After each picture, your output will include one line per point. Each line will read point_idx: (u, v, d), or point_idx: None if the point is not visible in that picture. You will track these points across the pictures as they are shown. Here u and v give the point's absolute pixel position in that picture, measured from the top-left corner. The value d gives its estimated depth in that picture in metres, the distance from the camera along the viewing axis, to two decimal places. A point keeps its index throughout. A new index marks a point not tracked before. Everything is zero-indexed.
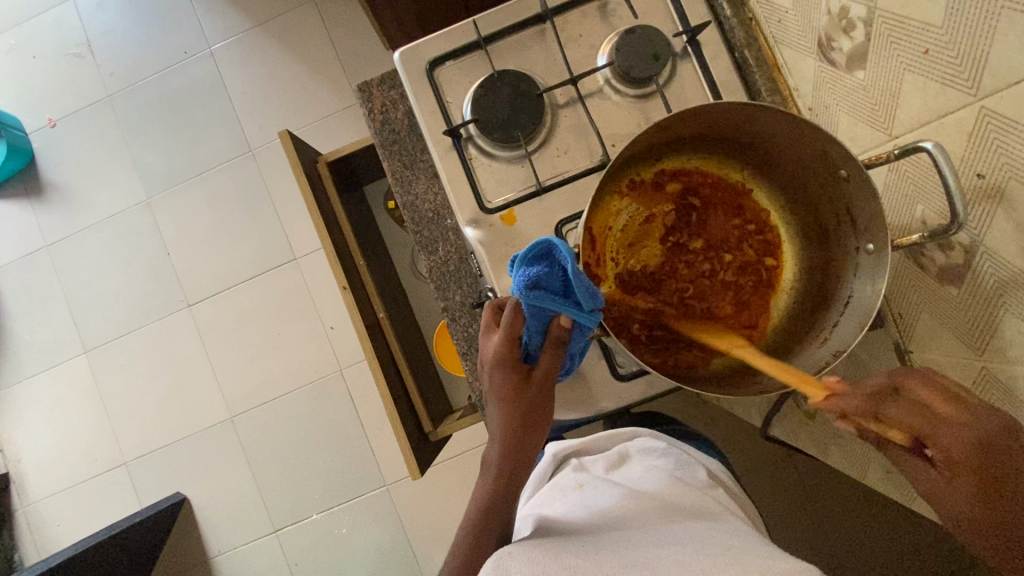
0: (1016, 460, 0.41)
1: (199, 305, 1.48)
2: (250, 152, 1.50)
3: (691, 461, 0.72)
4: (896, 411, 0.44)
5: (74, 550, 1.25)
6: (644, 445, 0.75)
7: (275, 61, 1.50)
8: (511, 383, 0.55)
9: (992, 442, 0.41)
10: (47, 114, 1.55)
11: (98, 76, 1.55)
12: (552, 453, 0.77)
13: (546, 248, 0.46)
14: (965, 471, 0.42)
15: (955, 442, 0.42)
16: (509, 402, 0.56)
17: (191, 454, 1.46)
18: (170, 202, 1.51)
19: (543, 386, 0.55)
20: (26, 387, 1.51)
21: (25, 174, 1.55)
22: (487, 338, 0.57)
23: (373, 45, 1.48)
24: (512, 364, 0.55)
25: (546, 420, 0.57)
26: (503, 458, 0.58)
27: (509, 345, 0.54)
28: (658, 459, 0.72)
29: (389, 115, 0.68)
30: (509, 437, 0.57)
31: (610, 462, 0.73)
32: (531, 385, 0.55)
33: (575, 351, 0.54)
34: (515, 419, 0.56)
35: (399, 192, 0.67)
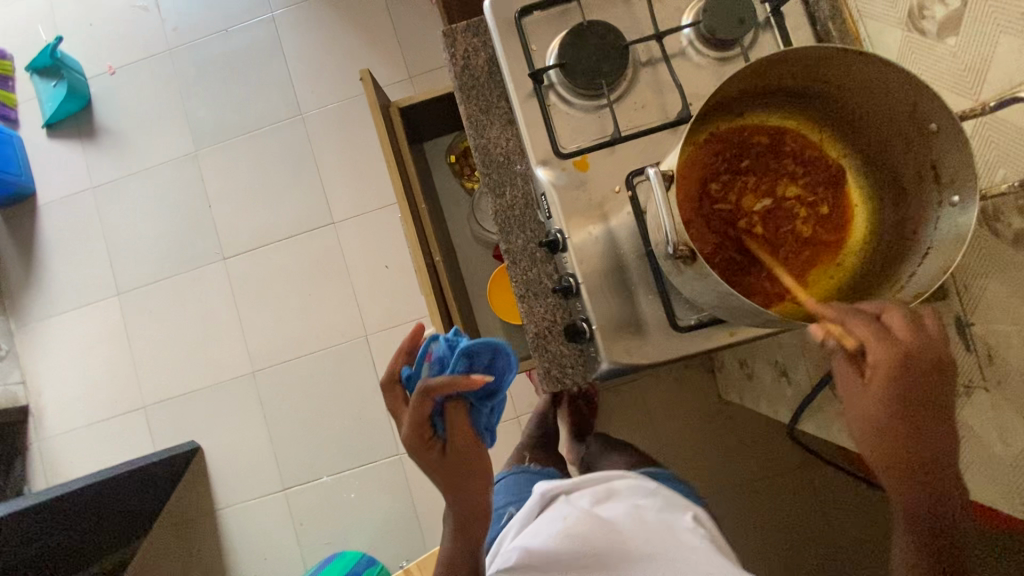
0: (930, 377, 0.47)
1: (234, 259, 1.51)
2: (300, 116, 1.54)
3: (678, 502, 0.73)
4: (859, 326, 0.46)
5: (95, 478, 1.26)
6: (630, 484, 0.75)
7: (333, 32, 1.56)
8: (431, 456, 0.68)
9: (915, 365, 0.46)
10: (107, 62, 1.60)
11: (161, 30, 1.60)
12: (539, 491, 0.77)
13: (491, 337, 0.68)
14: (894, 388, 0.47)
15: (887, 356, 0.46)
16: (434, 471, 0.68)
17: (210, 403, 1.47)
18: (217, 156, 1.54)
19: (456, 456, 0.68)
20: (53, 324, 1.53)
21: (79, 117, 1.59)
22: (405, 430, 0.68)
23: (430, 24, 1.54)
24: (426, 439, 0.67)
25: (476, 486, 0.70)
26: (454, 517, 0.70)
27: (426, 419, 0.67)
28: (644, 499, 0.73)
29: (470, 61, 0.69)
30: (452, 506, 0.70)
31: (596, 496, 0.74)
32: (447, 455, 0.68)
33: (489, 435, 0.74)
34: (445, 485, 0.69)
35: (473, 136, 0.69)
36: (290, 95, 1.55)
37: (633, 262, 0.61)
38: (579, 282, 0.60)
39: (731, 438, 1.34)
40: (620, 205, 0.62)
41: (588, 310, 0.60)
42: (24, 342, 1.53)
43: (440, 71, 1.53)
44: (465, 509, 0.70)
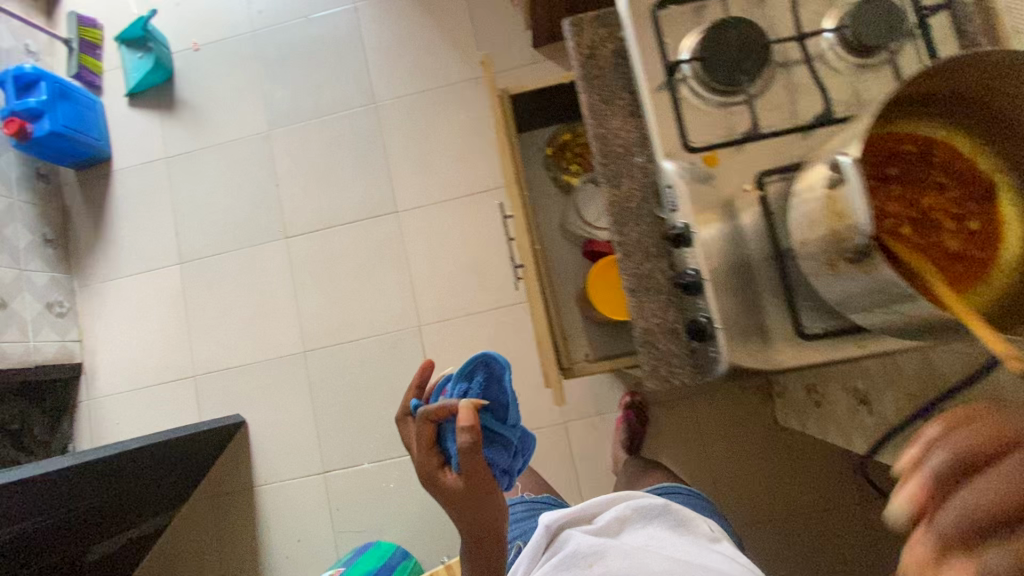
0: None
1: (296, 238, 1.52)
2: (374, 105, 1.56)
3: (688, 519, 0.81)
4: None
5: (153, 438, 1.27)
6: (640, 505, 0.83)
7: (413, 25, 1.58)
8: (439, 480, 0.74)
9: None
10: (192, 38, 1.64)
11: (247, 11, 1.64)
12: (546, 524, 0.83)
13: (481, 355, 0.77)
14: None
15: None
16: (447, 500, 0.74)
17: (259, 378, 1.48)
18: (289, 137, 1.57)
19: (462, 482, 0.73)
20: (115, 286, 1.56)
21: (161, 89, 1.63)
22: (419, 456, 0.77)
23: (509, 23, 1.55)
24: (435, 465, 0.75)
25: (488, 512, 0.75)
26: (472, 538, 0.77)
27: (434, 442, 0.76)
28: (656, 521, 0.81)
29: (596, 50, 0.69)
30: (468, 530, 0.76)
31: (607, 525, 0.81)
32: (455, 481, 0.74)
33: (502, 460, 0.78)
34: (461, 512, 0.74)
35: (591, 125, 0.68)
36: (366, 84, 1.58)
37: (757, 265, 0.60)
38: (703, 277, 0.58)
39: (784, 465, 1.30)
40: (748, 204, 0.60)
41: (711, 308, 0.58)
42: (85, 303, 1.56)
43: (515, 70, 1.53)
44: (480, 533, 0.76)
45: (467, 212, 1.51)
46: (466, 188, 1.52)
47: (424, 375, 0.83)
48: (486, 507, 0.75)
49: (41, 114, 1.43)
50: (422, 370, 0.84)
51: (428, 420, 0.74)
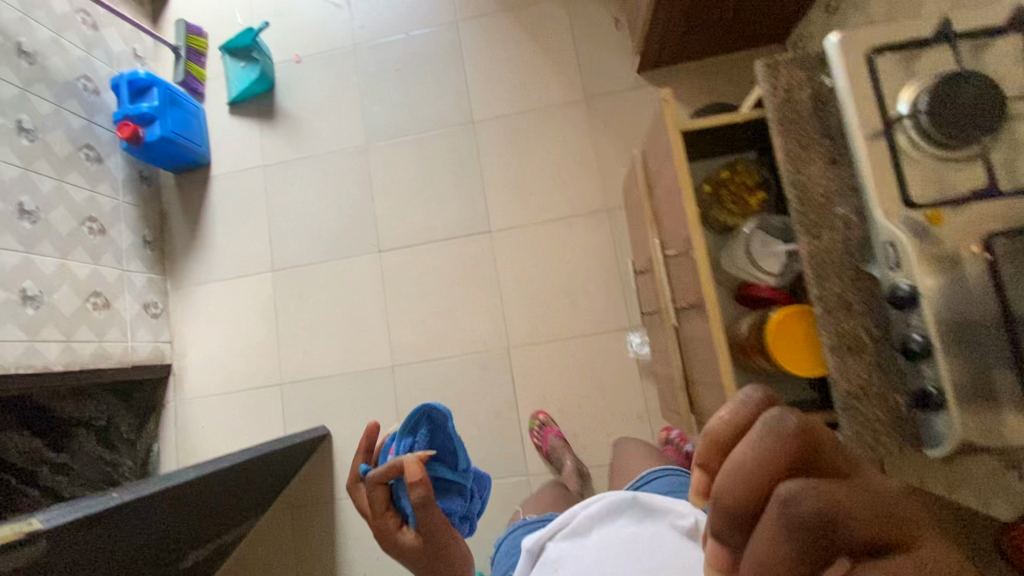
0: None
1: (389, 253, 1.54)
2: (471, 124, 1.57)
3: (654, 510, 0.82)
4: None
5: (257, 449, 1.22)
6: (610, 503, 0.84)
7: (514, 46, 1.59)
8: (395, 532, 0.94)
9: None
10: (295, 51, 1.67)
11: (349, 26, 1.67)
12: (526, 547, 0.85)
13: (424, 412, 1.02)
14: None
15: None
16: (404, 548, 0.94)
17: (346, 391, 1.49)
18: (386, 153, 1.58)
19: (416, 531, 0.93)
20: (207, 290, 1.58)
21: (261, 98, 1.66)
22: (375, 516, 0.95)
23: (612, 48, 1.55)
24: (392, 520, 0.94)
25: (441, 550, 0.94)
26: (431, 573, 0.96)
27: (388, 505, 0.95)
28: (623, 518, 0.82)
29: (793, 94, 0.66)
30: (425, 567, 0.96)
31: (580, 530, 0.82)
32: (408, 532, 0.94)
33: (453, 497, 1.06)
34: (418, 553, 0.94)
35: (786, 172, 0.65)
36: (463, 101, 1.58)
37: (985, 327, 0.55)
38: (931, 341, 0.56)
39: None
40: (977, 268, 0.56)
41: (943, 375, 0.55)
42: (176, 305, 1.58)
43: (616, 95, 1.53)
44: (437, 565, 0.95)
45: (561, 234, 1.49)
46: (560, 210, 1.50)
47: (372, 439, 0.99)
48: (443, 551, 0.94)
49: (151, 119, 1.45)
50: (368, 435, 1.00)
51: (381, 483, 0.93)
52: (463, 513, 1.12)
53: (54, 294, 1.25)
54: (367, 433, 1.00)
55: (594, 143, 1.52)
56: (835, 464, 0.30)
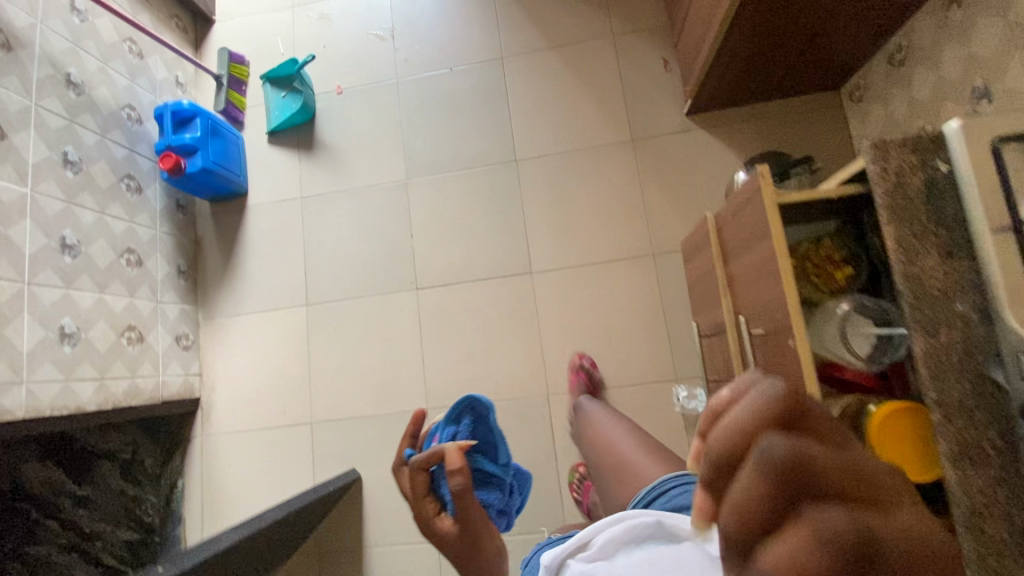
0: None
1: (426, 290, 1.50)
2: (514, 161, 1.54)
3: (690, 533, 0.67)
4: None
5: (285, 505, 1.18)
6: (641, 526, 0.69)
7: (559, 83, 1.57)
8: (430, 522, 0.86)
9: None
10: (336, 82, 1.66)
11: (392, 58, 1.65)
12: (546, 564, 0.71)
13: (468, 402, 1.01)
14: None
15: None
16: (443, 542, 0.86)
17: (379, 433, 1.44)
18: (427, 187, 1.56)
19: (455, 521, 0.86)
20: (239, 322, 1.55)
21: (301, 128, 1.64)
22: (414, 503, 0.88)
23: (661, 89, 1.52)
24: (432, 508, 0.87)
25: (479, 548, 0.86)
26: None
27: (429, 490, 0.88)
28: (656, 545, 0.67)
29: (904, 178, 0.63)
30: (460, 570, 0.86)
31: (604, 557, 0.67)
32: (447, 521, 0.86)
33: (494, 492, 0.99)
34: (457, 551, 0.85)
35: (900, 263, 0.61)
36: (507, 138, 1.56)
37: None
38: None
39: None
40: None
41: None
42: (207, 336, 1.55)
43: (665, 137, 1.50)
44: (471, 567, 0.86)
45: (605, 278, 1.45)
46: (605, 253, 1.47)
47: (418, 425, 1.00)
48: (480, 550, 0.86)
49: (194, 150, 1.44)
50: (414, 421, 1.01)
51: (422, 468, 0.86)
52: (500, 513, 1.02)
53: (90, 330, 1.22)
54: (413, 419, 1.01)
55: (641, 185, 1.48)
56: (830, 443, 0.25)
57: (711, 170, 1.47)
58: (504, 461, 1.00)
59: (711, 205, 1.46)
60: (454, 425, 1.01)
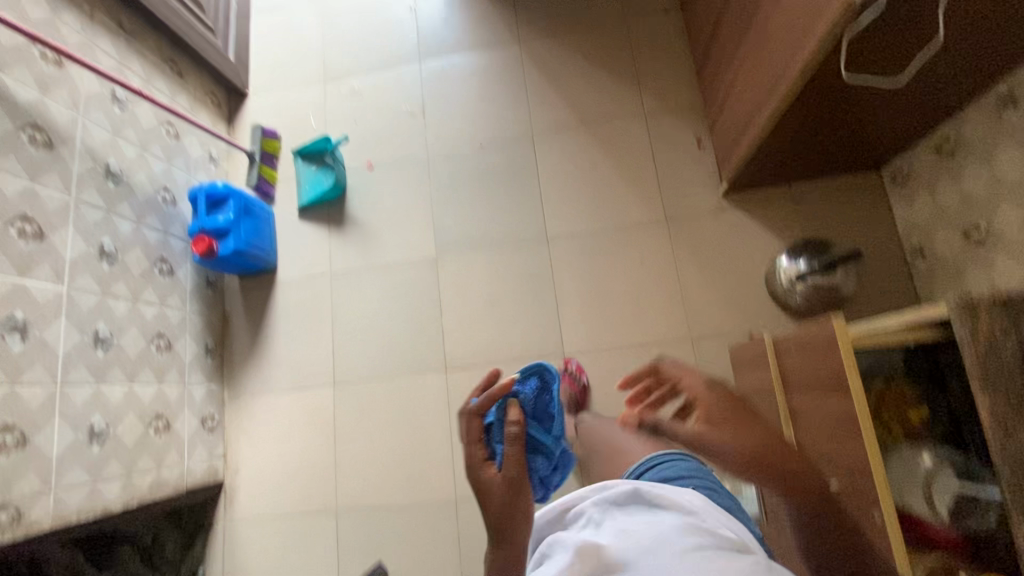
0: None
1: (455, 372, 1.47)
2: (545, 238, 1.53)
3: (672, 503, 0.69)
4: None
5: None
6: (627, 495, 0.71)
7: (589, 160, 1.56)
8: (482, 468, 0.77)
9: None
10: (367, 157, 1.67)
11: (423, 135, 1.67)
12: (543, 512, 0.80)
13: (541, 368, 1.03)
14: None
15: None
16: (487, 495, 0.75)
17: (406, 523, 1.39)
18: (456, 264, 1.55)
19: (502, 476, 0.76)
20: (265, 401, 1.52)
21: (332, 203, 1.65)
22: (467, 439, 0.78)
23: (695, 167, 1.50)
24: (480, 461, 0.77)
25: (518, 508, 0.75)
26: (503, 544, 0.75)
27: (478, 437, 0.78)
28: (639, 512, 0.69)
29: (1000, 346, 0.67)
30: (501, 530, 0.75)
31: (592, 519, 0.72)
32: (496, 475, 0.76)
33: (542, 456, 0.96)
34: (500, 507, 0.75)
35: (996, 437, 0.67)
36: (539, 215, 1.54)
37: None
38: None
39: None
40: None
41: None
42: (232, 415, 1.53)
43: (699, 215, 1.47)
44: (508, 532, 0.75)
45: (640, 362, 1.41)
46: (639, 336, 1.43)
47: None
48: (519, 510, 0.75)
49: (226, 232, 1.44)
50: None
51: (477, 411, 0.78)
52: (540, 483, 0.98)
53: (119, 426, 1.20)
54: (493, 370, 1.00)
55: (676, 266, 1.45)
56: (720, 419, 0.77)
57: (748, 251, 1.43)
58: (556, 427, 0.99)
59: (749, 287, 1.42)
60: (526, 382, 1.02)
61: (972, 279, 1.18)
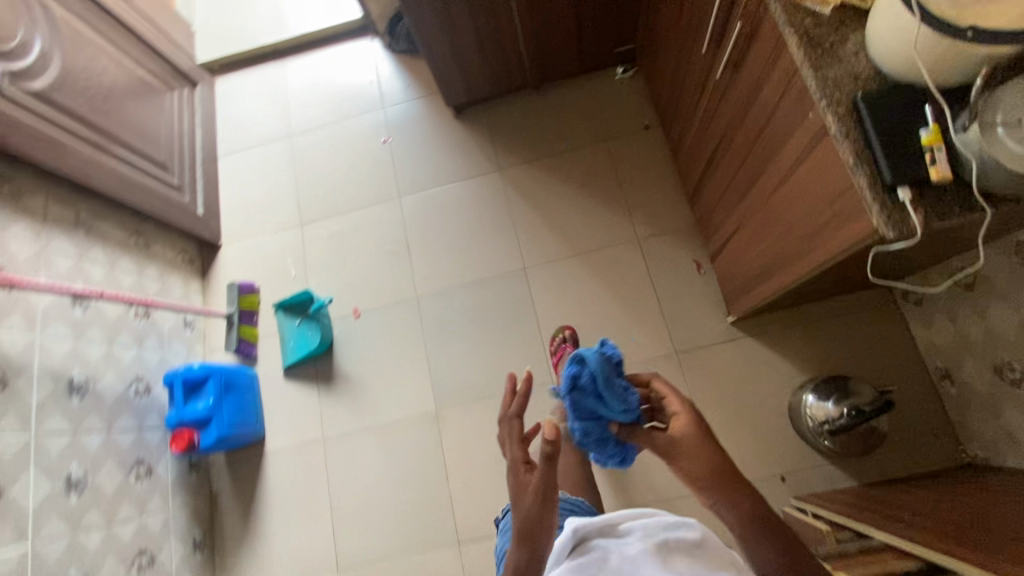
0: None
1: (469, 544, 1.35)
2: (550, 382, 1.44)
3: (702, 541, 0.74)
4: None
5: None
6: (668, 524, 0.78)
7: (587, 292, 1.50)
8: (518, 483, 0.72)
9: None
10: (353, 304, 1.58)
11: (410, 276, 1.59)
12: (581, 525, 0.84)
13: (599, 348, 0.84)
14: None
15: None
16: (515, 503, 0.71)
17: None
18: (458, 418, 1.44)
19: (535, 490, 0.71)
20: None
21: (319, 358, 1.54)
22: (507, 448, 0.75)
23: (699, 295, 1.44)
24: (520, 468, 0.73)
25: (548, 518, 0.71)
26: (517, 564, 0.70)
27: (518, 439, 0.74)
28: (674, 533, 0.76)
29: None
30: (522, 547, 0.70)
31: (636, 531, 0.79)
32: (529, 487, 0.71)
33: (604, 423, 0.84)
34: (526, 518, 0.70)
35: None
36: (540, 357, 1.47)
37: None
38: None
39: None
40: None
41: None
42: None
43: (709, 348, 1.40)
44: (532, 536, 0.70)
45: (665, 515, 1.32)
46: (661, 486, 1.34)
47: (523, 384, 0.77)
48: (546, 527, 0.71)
49: (207, 420, 1.35)
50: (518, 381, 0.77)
51: (515, 416, 0.76)
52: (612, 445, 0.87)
53: None
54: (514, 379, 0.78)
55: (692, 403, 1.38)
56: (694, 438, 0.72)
57: (765, 382, 1.36)
58: (624, 396, 0.79)
59: (770, 422, 1.34)
60: (576, 365, 0.83)
61: (1012, 418, 1.10)
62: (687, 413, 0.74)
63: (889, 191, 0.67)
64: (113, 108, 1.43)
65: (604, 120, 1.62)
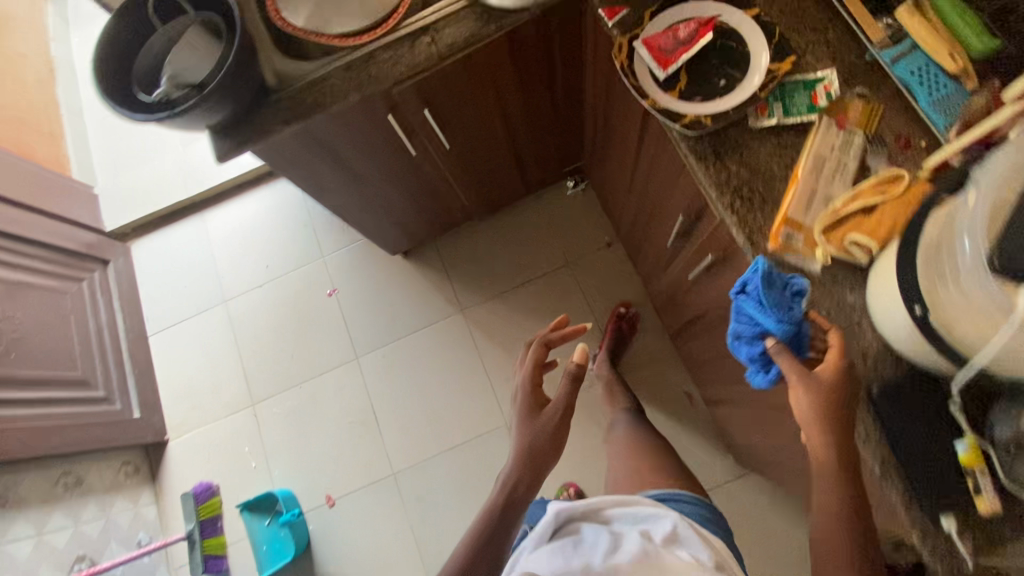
0: None
1: None
2: None
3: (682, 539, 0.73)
4: None
5: None
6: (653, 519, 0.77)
7: (577, 441, 1.39)
8: (528, 403, 0.89)
9: None
10: (326, 491, 1.44)
11: (383, 450, 1.44)
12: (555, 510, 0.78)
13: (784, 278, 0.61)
14: None
15: None
16: (522, 424, 0.86)
17: None
18: None
19: (546, 412, 0.86)
20: None
21: (297, 564, 1.39)
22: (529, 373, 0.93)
23: (695, 432, 1.34)
24: (533, 390, 0.90)
25: (547, 450, 0.82)
26: (515, 482, 0.79)
27: (540, 366, 0.93)
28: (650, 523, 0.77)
29: None
30: (520, 462, 0.81)
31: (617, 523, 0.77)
32: (541, 414, 0.86)
33: (759, 332, 0.63)
34: (529, 438, 0.83)
35: None
36: None
37: None
38: None
39: None
40: None
41: None
42: None
43: (715, 492, 1.31)
44: (531, 461, 0.81)
45: None
46: None
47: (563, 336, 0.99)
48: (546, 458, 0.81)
49: None
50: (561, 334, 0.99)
51: (543, 347, 0.95)
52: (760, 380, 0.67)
53: None
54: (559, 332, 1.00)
55: None
56: (836, 400, 0.58)
57: (783, 524, 1.26)
58: (785, 306, 0.60)
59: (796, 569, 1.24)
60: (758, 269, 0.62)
61: None
62: (846, 359, 0.58)
63: (932, 516, 0.56)
64: (9, 346, 1.24)
65: (564, 242, 1.50)
